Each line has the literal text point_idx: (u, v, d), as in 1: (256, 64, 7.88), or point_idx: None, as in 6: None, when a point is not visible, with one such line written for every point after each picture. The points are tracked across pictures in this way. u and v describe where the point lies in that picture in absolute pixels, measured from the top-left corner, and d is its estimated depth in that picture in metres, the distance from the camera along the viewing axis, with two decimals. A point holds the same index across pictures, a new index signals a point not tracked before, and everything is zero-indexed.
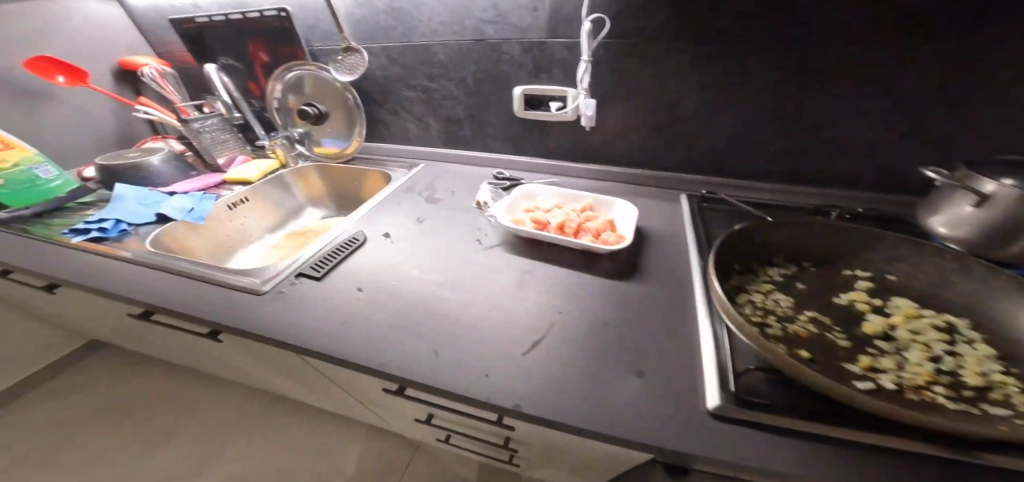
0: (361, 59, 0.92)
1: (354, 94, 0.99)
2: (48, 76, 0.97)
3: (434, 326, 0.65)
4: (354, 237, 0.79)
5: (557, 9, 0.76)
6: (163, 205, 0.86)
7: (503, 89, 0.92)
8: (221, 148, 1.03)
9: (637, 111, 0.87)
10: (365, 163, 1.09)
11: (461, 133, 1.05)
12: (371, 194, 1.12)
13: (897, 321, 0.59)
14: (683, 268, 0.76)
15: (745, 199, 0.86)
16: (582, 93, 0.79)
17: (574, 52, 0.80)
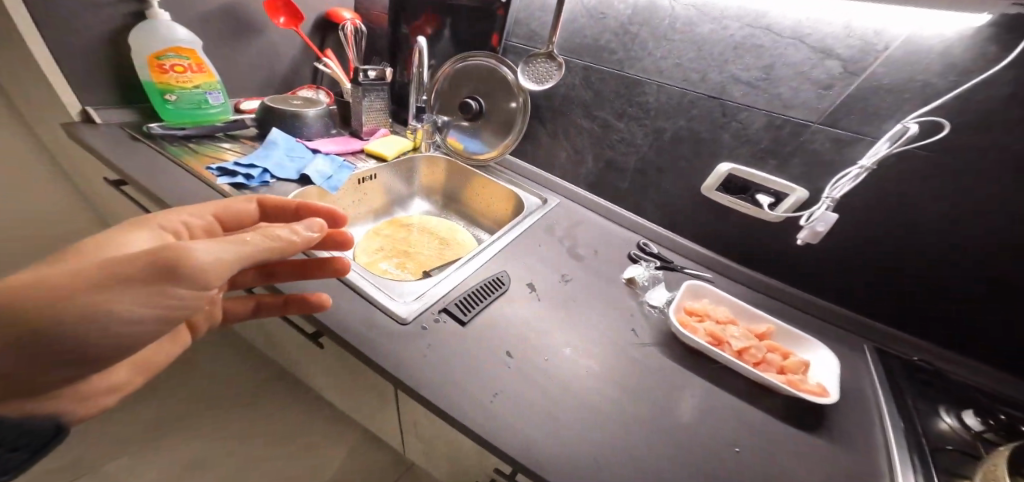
0: (558, 72, 0.82)
1: (524, 99, 0.86)
2: (272, 16, 0.91)
3: (581, 423, 0.50)
4: (499, 279, 0.67)
5: (857, 95, 0.61)
6: (306, 163, 0.78)
7: (704, 158, 0.77)
8: (370, 115, 0.92)
9: (865, 242, 0.70)
10: (498, 176, 0.94)
11: (621, 184, 0.90)
12: (489, 209, 0.97)
13: None
14: (878, 440, 0.57)
15: (960, 379, 0.67)
16: (826, 202, 0.63)
17: (837, 149, 0.64)
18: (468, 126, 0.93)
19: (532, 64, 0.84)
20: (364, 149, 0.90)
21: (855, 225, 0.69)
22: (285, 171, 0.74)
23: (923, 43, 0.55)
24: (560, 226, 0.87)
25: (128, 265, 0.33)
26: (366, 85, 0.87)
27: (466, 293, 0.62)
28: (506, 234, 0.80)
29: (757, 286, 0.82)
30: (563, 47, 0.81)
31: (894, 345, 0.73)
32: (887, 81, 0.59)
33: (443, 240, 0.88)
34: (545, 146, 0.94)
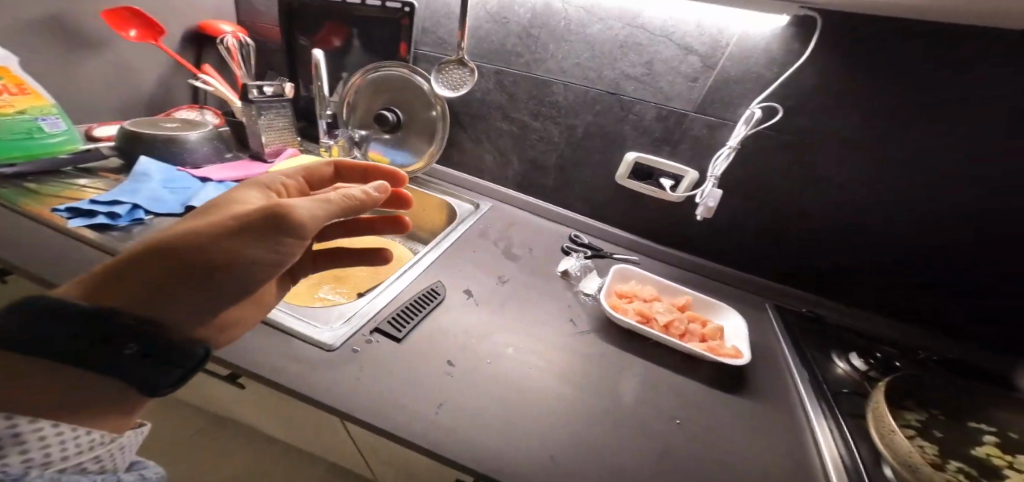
0: (473, 76, 0.83)
1: (443, 108, 0.86)
2: (119, 28, 0.80)
3: (530, 424, 0.50)
4: (433, 290, 0.66)
5: (717, 85, 0.70)
6: (192, 194, 0.70)
7: (614, 150, 0.83)
8: (270, 134, 0.86)
9: (755, 211, 0.79)
10: (428, 187, 0.94)
11: (544, 181, 0.93)
12: (420, 219, 0.95)
13: None
14: (790, 390, 0.65)
15: (845, 324, 0.79)
16: (710, 180, 0.71)
17: (714, 133, 0.73)
18: (387, 138, 0.91)
19: (445, 72, 0.84)
20: (267, 172, 0.84)
21: (746, 197, 0.78)
22: (165, 204, 0.65)
23: (763, 38, 0.65)
24: (494, 229, 0.88)
25: (247, 220, 0.34)
26: (257, 104, 0.81)
27: (400, 310, 0.60)
28: (439, 243, 0.79)
29: (678, 263, 0.89)
30: (472, 53, 0.83)
31: (789, 300, 0.84)
32: (736, 72, 0.68)
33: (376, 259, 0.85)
34: (468, 151, 0.95)
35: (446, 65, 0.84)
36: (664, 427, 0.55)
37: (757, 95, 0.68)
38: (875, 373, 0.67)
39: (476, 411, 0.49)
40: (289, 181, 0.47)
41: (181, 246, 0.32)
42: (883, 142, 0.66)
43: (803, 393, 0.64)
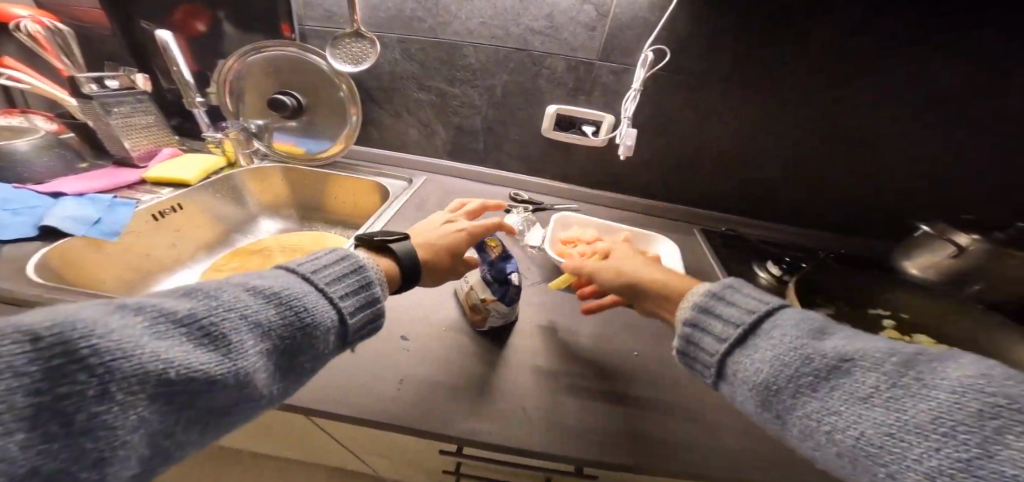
0: (375, 50, 0.77)
1: (351, 89, 0.81)
2: None
3: (493, 381, 0.52)
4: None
5: (613, 32, 0.75)
6: (47, 212, 0.58)
7: (534, 105, 0.85)
8: (134, 136, 0.75)
9: (668, 146, 0.86)
10: (352, 172, 0.89)
11: (473, 145, 0.93)
12: (351, 204, 0.91)
13: None
14: None
15: (753, 236, 0.91)
16: (625, 122, 0.78)
17: (620, 79, 0.80)
18: (295, 126, 0.84)
19: (342, 46, 0.77)
20: (145, 178, 0.73)
21: (659, 134, 0.85)
22: (10, 229, 0.54)
23: None
24: (432, 202, 0.86)
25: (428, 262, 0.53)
26: (100, 99, 0.68)
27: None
28: (376, 224, 0.76)
29: (610, 204, 0.95)
30: (369, 25, 0.78)
31: (707, 222, 0.93)
32: (626, 18, 0.74)
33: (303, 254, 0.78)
34: (389, 126, 0.91)
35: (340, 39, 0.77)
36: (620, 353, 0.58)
37: (647, 39, 0.74)
38: (789, 276, 0.75)
39: (442, 380, 0.51)
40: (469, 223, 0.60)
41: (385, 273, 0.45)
42: (756, 71, 0.75)
43: None
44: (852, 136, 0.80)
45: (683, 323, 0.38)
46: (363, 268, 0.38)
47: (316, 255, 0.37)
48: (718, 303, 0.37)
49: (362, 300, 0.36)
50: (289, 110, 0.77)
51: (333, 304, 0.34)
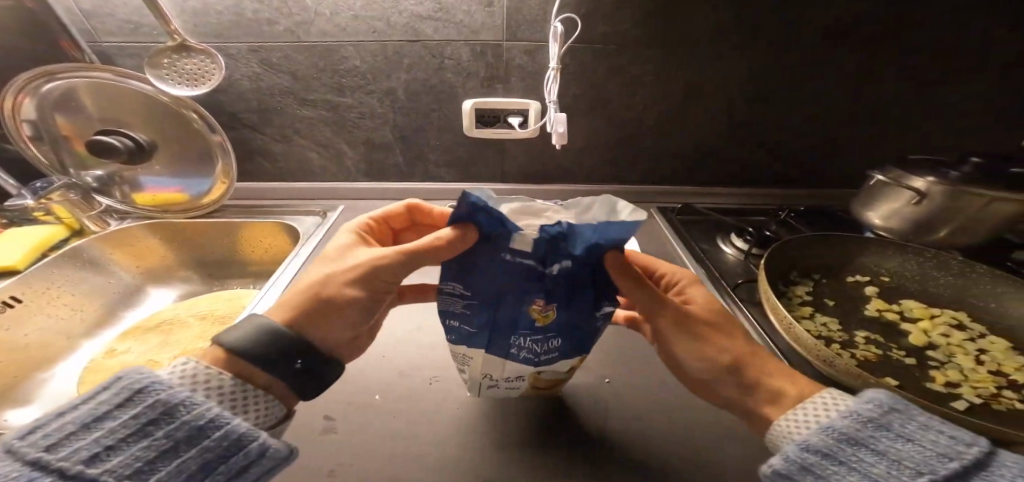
0: (214, 64, 0.67)
1: (203, 113, 0.68)
2: None
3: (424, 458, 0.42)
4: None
5: (512, 5, 0.64)
6: None
7: (446, 103, 0.74)
8: None
9: (606, 125, 0.77)
10: (261, 215, 0.81)
11: (391, 161, 0.84)
12: (254, 248, 0.82)
13: (926, 324, 0.48)
14: None
15: (714, 207, 0.83)
16: (552, 106, 0.68)
17: (534, 58, 0.69)
18: (160, 168, 0.73)
19: (173, 67, 0.65)
20: None
21: (594, 113, 0.75)
22: None
23: None
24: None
25: (318, 330, 0.34)
26: None
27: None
28: (279, 278, 0.63)
29: (557, 197, 0.85)
30: (203, 36, 0.68)
31: (664, 199, 0.85)
32: None
33: (216, 319, 0.67)
34: (286, 154, 0.82)
35: (163, 56, 0.65)
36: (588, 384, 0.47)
37: (552, 8, 0.64)
38: (757, 249, 0.69)
39: None
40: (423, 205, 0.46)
41: (212, 365, 0.30)
42: (677, 27, 0.67)
43: (711, 293, 0.61)
44: (798, 83, 0.73)
45: (793, 446, 0.28)
46: (142, 395, 0.25)
47: (137, 376, 0.26)
48: (881, 435, 0.27)
49: (150, 447, 0.23)
50: (122, 152, 0.66)
51: (123, 468, 0.22)
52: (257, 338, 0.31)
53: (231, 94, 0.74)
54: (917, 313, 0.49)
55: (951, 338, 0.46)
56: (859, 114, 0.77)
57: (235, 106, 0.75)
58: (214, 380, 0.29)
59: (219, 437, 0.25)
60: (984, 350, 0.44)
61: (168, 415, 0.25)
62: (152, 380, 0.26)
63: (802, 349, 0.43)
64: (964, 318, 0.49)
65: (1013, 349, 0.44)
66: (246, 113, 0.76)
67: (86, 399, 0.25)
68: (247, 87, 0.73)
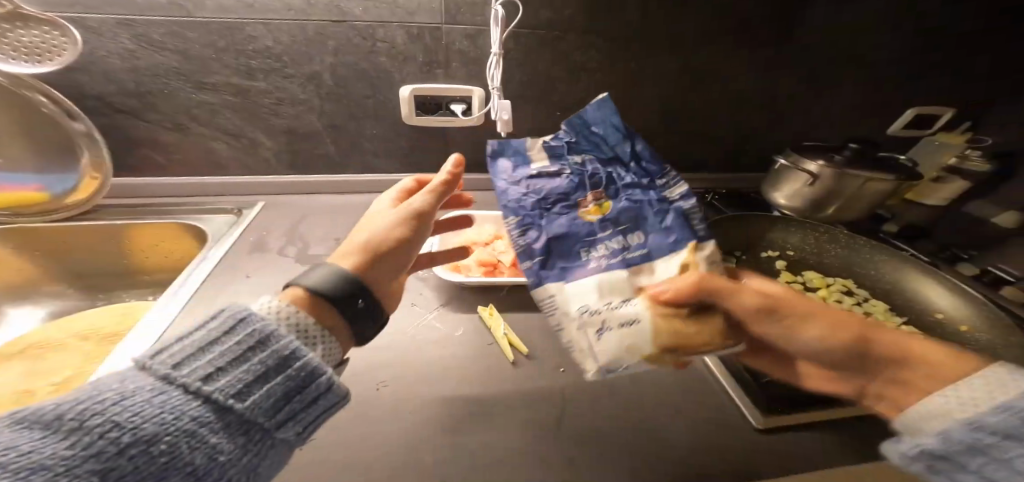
0: (67, 38, 0.54)
1: (60, 98, 0.61)
2: None
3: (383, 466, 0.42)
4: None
5: None
6: None
7: (380, 89, 0.69)
8: None
9: (548, 114, 0.77)
10: (154, 215, 0.72)
11: (323, 151, 0.76)
12: (155, 252, 0.74)
13: (823, 293, 0.56)
14: None
15: None
16: (495, 93, 0.66)
17: (476, 42, 0.66)
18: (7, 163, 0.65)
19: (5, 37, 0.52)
20: None
21: (538, 100, 0.75)
22: None
23: None
24: (274, 237, 0.71)
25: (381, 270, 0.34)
26: None
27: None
28: (182, 288, 0.58)
29: None
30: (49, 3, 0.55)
31: None
32: None
33: (107, 339, 0.61)
34: (184, 145, 0.71)
35: None
36: (546, 376, 0.54)
37: None
38: None
39: None
40: (424, 177, 0.46)
41: (297, 305, 0.29)
42: (615, 16, 0.69)
43: None
44: (722, 73, 0.79)
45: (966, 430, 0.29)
46: (240, 327, 0.25)
47: (234, 310, 0.26)
48: None
49: (253, 372, 0.24)
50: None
51: (228, 387, 0.22)
52: (335, 279, 0.31)
53: (95, 76, 0.62)
54: (816, 282, 0.58)
55: (841, 304, 0.55)
56: (774, 102, 0.85)
57: (103, 88, 0.63)
58: (296, 318, 0.28)
59: (302, 366, 0.25)
60: (865, 313, 0.54)
61: (264, 342, 0.25)
62: (248, 314, 0.26)
63: None
64: (850, 283, 0.58)
65: (889, 309, 0.54)
66: (120, 98, 0.65)
67: (191, 329, 0.25)
68: (121, 68, 0.62)
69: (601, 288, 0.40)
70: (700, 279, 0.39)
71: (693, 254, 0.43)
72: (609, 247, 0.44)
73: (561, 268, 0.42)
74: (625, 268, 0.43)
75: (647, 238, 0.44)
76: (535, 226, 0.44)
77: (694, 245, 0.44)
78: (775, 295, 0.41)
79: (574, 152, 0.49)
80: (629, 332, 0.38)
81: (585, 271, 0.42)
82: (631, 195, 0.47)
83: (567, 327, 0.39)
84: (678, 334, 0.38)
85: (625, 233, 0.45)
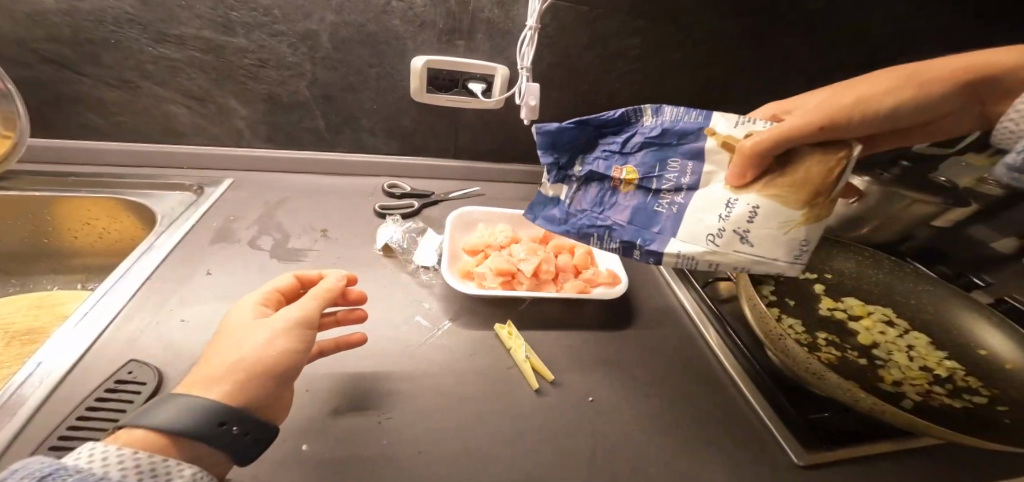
0: None
1: None
2: None
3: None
4: (127, 377, 0.38)
5: None
6: None
7: (387, 58, 0.58)
8: None
9: (574, 102, 0.69)
10: (85, 188, 0.58)
11: (311, 127, 0.64)
12: (88, 231, 0.60)
13: (866, 323, 0.54)
14: (664, 293, 0.64)
15: None
16: (524, 74, 0.56)
17: (508, 12, 0.56)
18: None
19: None
20: None
21: (568, 86, 0.66)
22: None
23: None
24: (246, 224, 0.59)
25: (262, 394, 0.29)
26: None
27: (97, 409, 0.35)
28: (118, 285, 0.47)
29: (517, 178, 0.76)
30: None
31: None
32: None
33: (19, 339, 0.50)
34: (135, 107, 0.58)
35: None
36: (570, 405, 0.46)
37: None
38: None
39: None
40: (310, 274, 0.42)
41: (145, 447, 0.23)
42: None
43: (684, 297, 0.63)
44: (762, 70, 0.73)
45: None
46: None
47: (30, 465, 0.20)
48: None
49: None
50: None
51: None
52: (198, 412, 0.25)
53: (12, 10, 0.48)
54: (858, 310, 0.56)
55: (886, 336, 0.52)
56: None
57: (22, 24, 0.49)
58: (142, 460, 0.22)
59: None
60: (911, 346, 0.52)
61: None
62: (54, 467, 0.20)
63: (788, 359, 0.44)
64: (891, 314, 0.56)
65: (931, 344, 0.52)
66: (50, 45, 0.51)
67: None
68: (52, 7, 0.48)
69: (703, 211, 0.34)
70: (750, 147, 0.31)
71: (716, 133, 0.34)
72: (670, 186, 0.36)
73: (653, 235, 0.36)
74: (701, 184, 0.35)
75: (686, 156, 0.36)
76: (610, 231, 0.38)
77: (711, 128, 0.35)
78: (819, 104, 0.31)
79: (572, 155, 0.41)
80: (768, 215, 0.31)
81: (676, 219, 0.35)
82: (641, 135, 0.38)
83: (715, 255, 0.33)
84: (803, 189, 0.30)
85: (663, 169, 0.37)
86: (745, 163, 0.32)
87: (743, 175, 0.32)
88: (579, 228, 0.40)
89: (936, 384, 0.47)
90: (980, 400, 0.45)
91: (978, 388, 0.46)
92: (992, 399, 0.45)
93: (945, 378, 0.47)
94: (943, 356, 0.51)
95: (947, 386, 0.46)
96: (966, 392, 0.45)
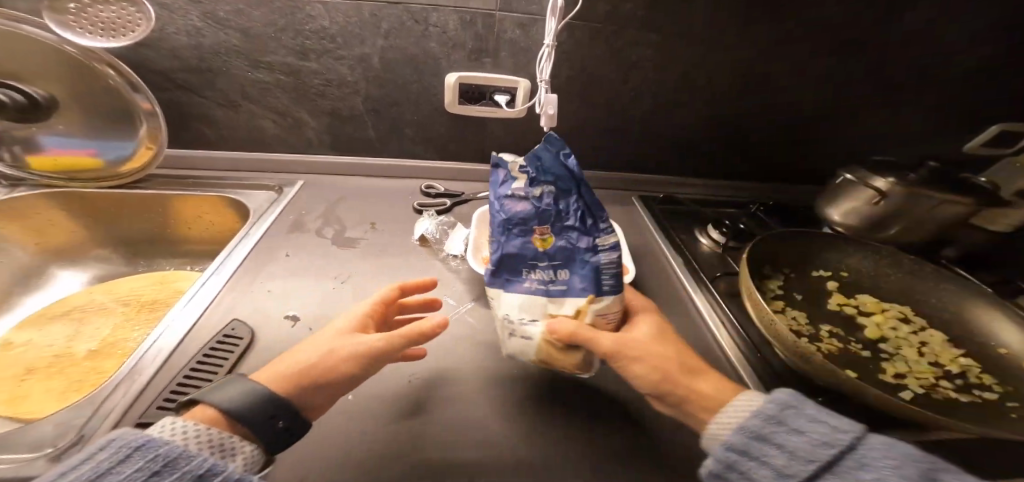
0: (141, 14, 0.56)
1: (123, 72, 0.60)
2: None
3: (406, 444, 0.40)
4: (231, 332, 0.49)
5: None
6: None
7: (425, 75, 0.68)
8: None
9: (591, 109, 0.75)
10: (197, 188, 0.73)
11: (364, 136, 0.76)
12: (193, 221, 0.75)
13: (879, 318, 0.53)
14: (672, 286, 0.65)
15: (685, 195, 0.86)
16: (542, 86, 0.64)
17: (528, 32, 0.65)
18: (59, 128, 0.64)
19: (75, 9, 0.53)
20: None
21: (585, 94, 0.73)
22: None
23: None
24: (312, 217, 0.71)
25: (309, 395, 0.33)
26: None
27: (214, 354, 0.46)
28: (223, 265, 0.59)
29: None
30: None
31: (647, 186, 0.86)
32: None
33: (145, 307, 0.64)
34: (235, 123, 0.73)
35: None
36: None
37: None
38: (732, 241, 0.71)
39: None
40: (414, 283, 0.45)
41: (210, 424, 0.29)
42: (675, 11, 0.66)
43: (691, 289, 0.64)
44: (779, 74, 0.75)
45: None
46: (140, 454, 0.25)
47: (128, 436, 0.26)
48: None
49: None
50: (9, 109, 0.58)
51: None
52: (247, 400, 0.30)
53: (158, 49, 0.64)
54: (871, 307, 0.55)
55: (898, 332, 0.52)
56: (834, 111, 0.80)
57: (166, 63, 0.65)
58: (205, 434, 0.28)
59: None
60: (924, 343, 0.51)
61: (168, 466, 0.25)
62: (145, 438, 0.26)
63: (778, 341, 0.46)
64: (907, 312, 0.55)
65: (948, 341, 0.52)
66: (182, 74, 0.66)
67: (79, 462, 0.24)
68: (185, 45, 0.64)
69: (523, 307, 0.41)
70: (569, 334, 0.38)
71: (594, 300, 0.40)
72: (544, 277, 0.42)
73: (499, 280, 0.43)
74: (554, 303, 0.41)
75: (577, 278, 0.41)
76: (495, 236, 0.44)
77: (594, 297, 0.40)
78: (631, 349, 0.39)
79: (557, 187, 0.43)
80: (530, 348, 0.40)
81: (518, 288, 0.42)
82: (580, 241, 0.42)
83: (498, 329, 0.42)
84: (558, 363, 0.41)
85: (559, 267, 0.42)
86: (572, 335, 0.38)
87: (599, 318, 0.40)
88: (495, 212, 0.45)
89: (943, 380, 0.46)
90: (990, 396, 0.44)
91: (991, 386, 0.45)
92: (1003, 396, 0.44)
93: (955, 374, 0.47)
94: (959, 354, 0.50)
95: (956, 381, 0.46)
96: (977, 388, 0.45)
